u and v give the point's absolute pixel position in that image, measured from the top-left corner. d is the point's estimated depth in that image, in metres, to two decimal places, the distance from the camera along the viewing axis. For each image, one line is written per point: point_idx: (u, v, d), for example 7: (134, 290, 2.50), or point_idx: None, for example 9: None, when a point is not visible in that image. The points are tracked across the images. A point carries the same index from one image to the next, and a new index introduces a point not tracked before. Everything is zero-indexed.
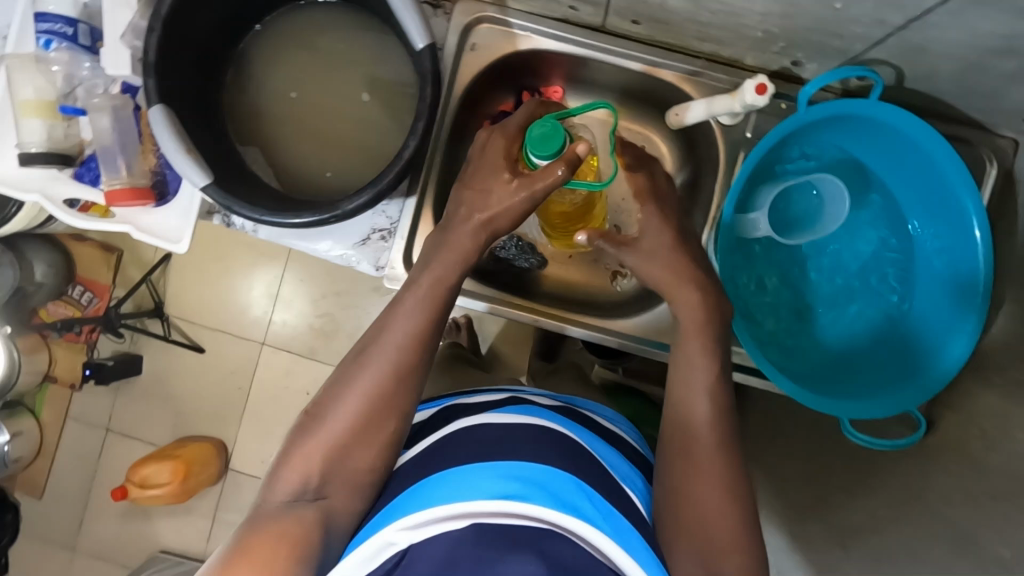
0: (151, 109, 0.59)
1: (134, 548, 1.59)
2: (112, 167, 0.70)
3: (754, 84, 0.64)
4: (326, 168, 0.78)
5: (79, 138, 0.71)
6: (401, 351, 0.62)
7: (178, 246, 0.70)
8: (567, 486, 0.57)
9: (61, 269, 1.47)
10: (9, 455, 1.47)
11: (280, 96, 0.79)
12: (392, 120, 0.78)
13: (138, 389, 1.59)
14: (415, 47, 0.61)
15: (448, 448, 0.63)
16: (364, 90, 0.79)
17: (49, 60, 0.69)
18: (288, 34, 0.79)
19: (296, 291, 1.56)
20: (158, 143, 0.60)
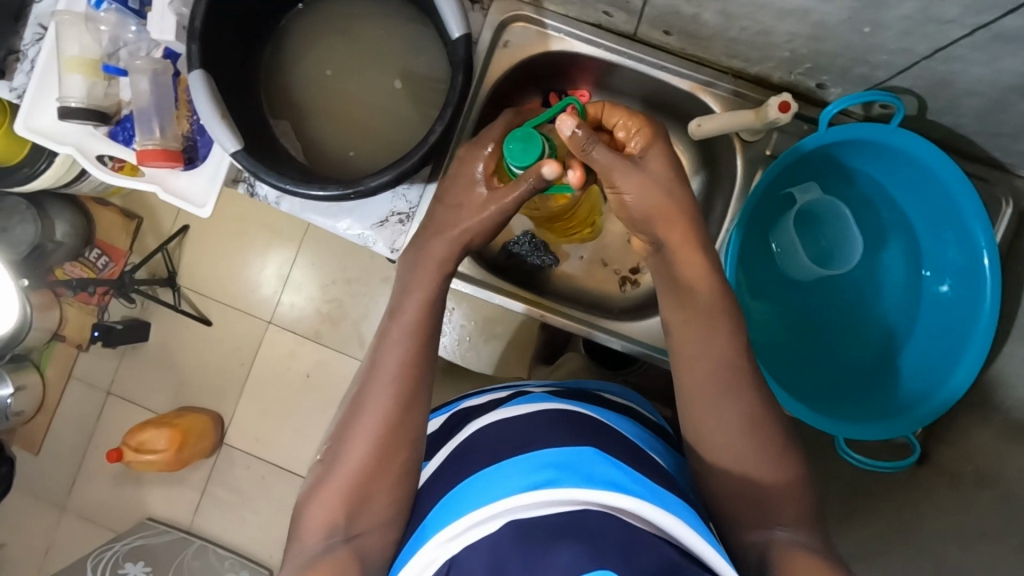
0: (191, 74, 0.61)
1: (123, 513, 1.61)
2: (146, 128, 0.71)
3: (777, 101, 0.67)
4: (350, 147, 0.80)
5: (118, 98, 0.73)
6: (404, 369, 0.66)
7: (205, 212, 0.72)
8: (587, 460, 0.58)
9: (80, 231, 1.50)
10: (12, 408, 1.50)
11: (314, 72, 0.81)
12: (422, 109, 0.80)
13: (142, 356, 1.61)
14: (451, 35, 0.61)
15: (470, 449, 0.65)
16: (397, 78, 0.80)
17: (97, 20, 0.71)
18: (333, 17, 0.81)
19: (306, 275, 1.58)
20: (195, 107, 0.61)
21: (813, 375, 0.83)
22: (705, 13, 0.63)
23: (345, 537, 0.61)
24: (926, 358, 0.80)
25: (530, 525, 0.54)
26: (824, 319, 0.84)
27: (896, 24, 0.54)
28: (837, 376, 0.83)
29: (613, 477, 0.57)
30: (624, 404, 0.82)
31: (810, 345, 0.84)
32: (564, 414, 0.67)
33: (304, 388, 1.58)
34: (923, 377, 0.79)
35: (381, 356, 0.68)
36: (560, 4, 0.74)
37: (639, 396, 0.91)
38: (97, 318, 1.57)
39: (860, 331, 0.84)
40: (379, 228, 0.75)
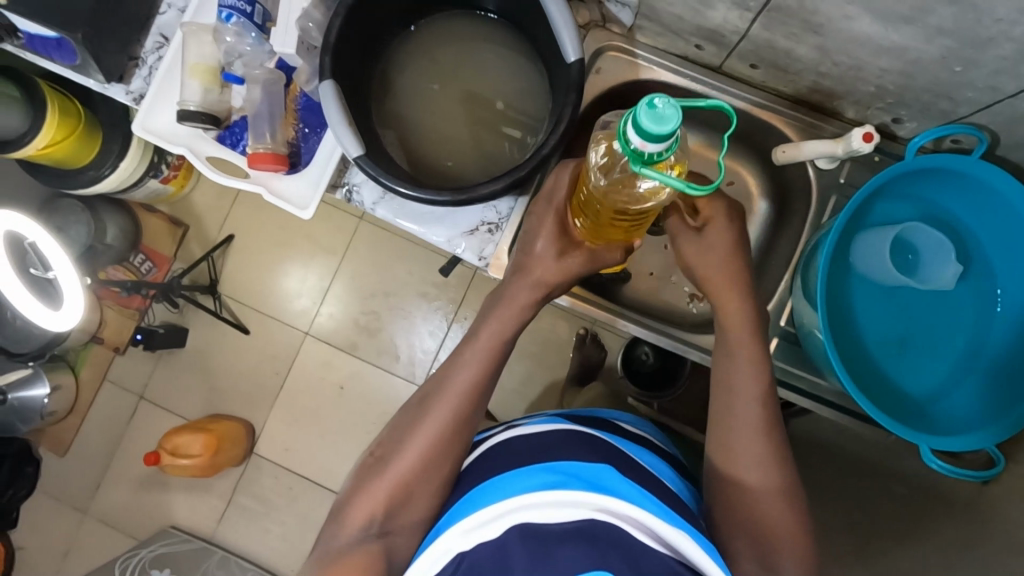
0: (322, 83, 0.65)
1: (146, 520, 1.60)
2: (258, 132, 0.74)
3: (861, 133, 0.71)
4: (447, 157, 0.85)
5: (229, 104, 0.77)
6: (472, 389, 0.73)
7: (302, 213, 0.75)
8: (592, 469, 0.65)
9: (129, 234, 1.54)
10: (48, 406, 1.50)
11: (423, 87, 0.86)
12: (520, 127, 0.85)
13: (178, 361, 1.62)
14: (566, 59, 0.66)
15: (495, 458, 0.72)
16: (500, 99, 0.86)
17: (225, 32, 0.74)
18: (434, 40, 0.87)
19: (346, 289, 1.62)
20: (324, 113, 0.65)
21: (892, 389, 0.86)
22: (800, 48, 0.69)
23: (379, 533, 0.68)
24: (996, 387, 0.82)
25: (541, 524, 0.60)
26: (902, 342, 0.88)
27: (989, 63, 0.60)
28: (913, 398, 0.86)
29: (621, 489, 0.63)
30: (638, 433, 0.89)
31: (886, 362, 0.87)
32: (578, 433, 0.74)
33: (337, 400, 1.59)
34: (988, 413, 0.82)
35: (452, 374, 0.74)
36: (652, 37, 0.81)
37: (654, 427, 0.97)
38: (138, 321, 1.59)
39: (931, 352, 0.87)
40: (470, 236, 0.79)
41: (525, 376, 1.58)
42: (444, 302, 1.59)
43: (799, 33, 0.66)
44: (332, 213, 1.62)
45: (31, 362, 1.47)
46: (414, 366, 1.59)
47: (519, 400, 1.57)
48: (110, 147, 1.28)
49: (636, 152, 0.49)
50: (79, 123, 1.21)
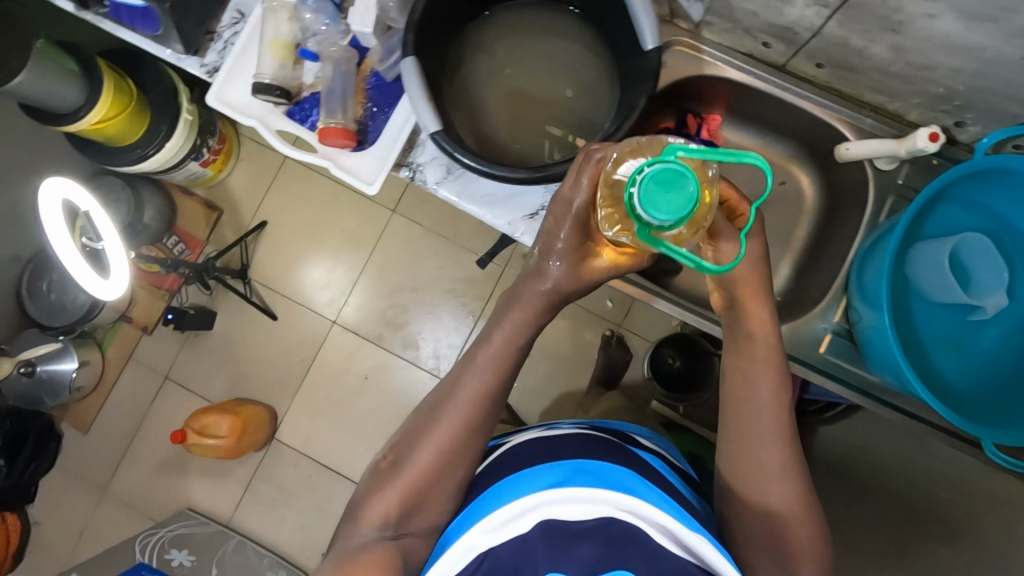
0: (404, 60, 0.68)
1: (163, 502, 1.60)
2: (331, 108, 0.77)
3: (927, 133, 0.74)
4: (515, 140, 0.89)
5: (301, 80, 0.79)
6: (480, 394, 0.72)
7: (369, 189, 0.76)
8: (607, 471, 0.68)
9: (165, 216, 1.53)
10: (77, 381, 1.52)
11: (496, 70, 0.90)
12: (586, 114, 0.89)
13: (204, 344, 1.63)
14: (644, 46, 0.71)
15: (512, 460, 0.75)
16: (568, 87, 0.90)
17: (304, 9, 0.77)
18: (508, 26, 0.90)
19: (375, 281, 1.63)
20: (404, 89, 0.67)
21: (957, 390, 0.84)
22: (874, 47, 0.72)
23: (394, 535, 0.68)
24: None
25: (561, 519, 0.63)
26: (965, 341, 0.85)
27: None
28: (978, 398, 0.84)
29: (640, 490, 0.66)
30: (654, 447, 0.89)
31: (949, 363, 0.85)
32: (592, 438, 0.77)
33: (360, 391, 1.60)
34: (988, 416, 0.82)
35: (459, 379, 0.74)
36: (719, 34, 0.84)
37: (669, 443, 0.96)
38: (166, 301, 1.61)
39: (999, 351, 0.84)
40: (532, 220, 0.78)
41: (548, 376, 1.59)
42: (472, 298, 1.60)
43: (876, 31, 0.69)
44: (367, 205, 1.64)
45: (62, 335, 1.48)
46: (438, 361, 1.59)
47: (543, 399, 1.58)
48: (158, 127, 1.30)
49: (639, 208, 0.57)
50: (130, 102, 1.23)
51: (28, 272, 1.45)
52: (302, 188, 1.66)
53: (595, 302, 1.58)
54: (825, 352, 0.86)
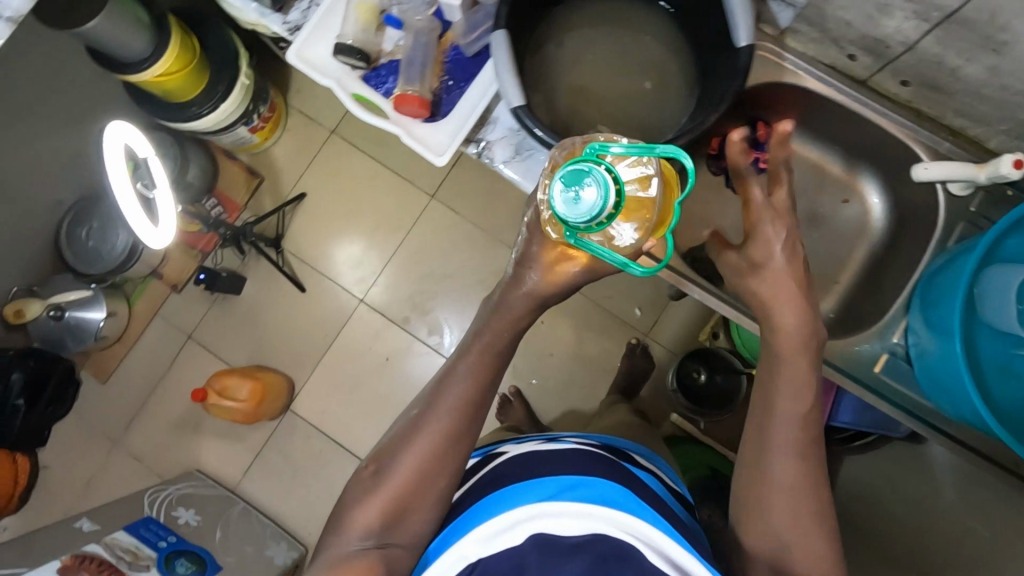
0: (496, 31, 0.68)
1: (173, 460, 1.60)
2: (409, 75, 0.77)
3: (1009, 160, 0.77)
4: (590, 128, 0.92)
5: (380, 46, 0.79)
6: (472, 401, 0.72)
7: (437, 160, 0.76)
8: (597, 486, 0.71)
9: (208, 176, 1.55)
10: (104, 332, 1.53)
11: (578, 58, 0.93)
12: (663, 109, 0.92)
13: (231, 309, 1.64)
14: (736, 43, 0.76)
15: (507, 471, 0.77)
16: (647, 80, 0.93)
17: None
18: (594, 15, 0.93)
19: (405, 264, 1.63)
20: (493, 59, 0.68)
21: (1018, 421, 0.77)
22: (971, 66, 0.75)
23: (378, 544, 0.68)
24: None
25: (553, 533, 0.66)
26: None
27: None
28: None
29: (630, 508, 0.69)
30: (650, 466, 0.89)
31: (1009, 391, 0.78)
32: (584, 452, 0.79)
33: (380, 372, 1.60)
34: None
35: (448, 388, 0.73)
36: (803, 43, 0.89)
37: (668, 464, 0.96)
38: (197, 262, 1.62)
39: None
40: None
41: (569, 378, 1.58)
42: None
43: (977, 50, 0.72)
44: (405, 189, 1.65)
45: (94, 285, 1.50)
46: None
47: (561, 401, 1.57)
48: (215, 87, 1.31)
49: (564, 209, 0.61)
50: (192, 59, 1.25)
51: (67, 218, 1.47)
52: (345, 163, 1.66)
53: (622, 308, 1.57)
54: (879, 372, 0.91)
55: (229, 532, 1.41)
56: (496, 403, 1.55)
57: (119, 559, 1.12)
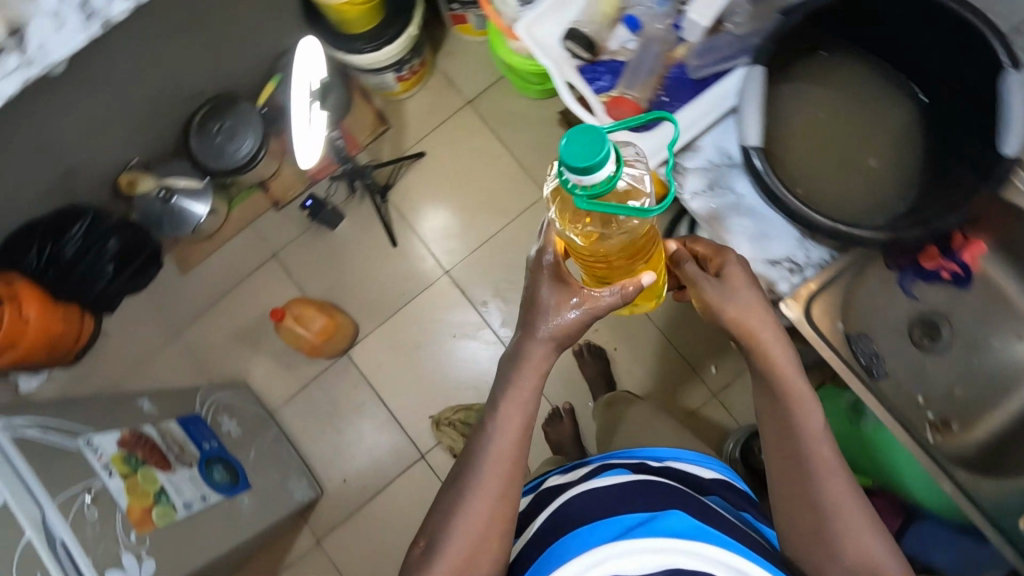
0: (754, 67, 0.78)
1: (224, 367, 1.63)
2: (630, 80, 0.92)
3: None
4: (800, 183, 0.92)
5: (607, 46, 0.97)
6: (513, 451, 0.75)
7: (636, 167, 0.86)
8: (663, 518, 0.68)
9: (339, 110, 1.58)
10: (202, 225, 1.57)
11: (816, 110, 0.95)
12: (879, 189, 0.91)
13: (320, 241, 1.65)
14: (1000, 148, 0.77)
15: (567, 508, 0.75)
16: (871, 157, 0.93)
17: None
18: (846, 78, 0.96)
19: (499, 252, 1.62)
20: (746, 91, 0.78)
21: None
22: None
23: None
24: None
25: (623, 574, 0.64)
26: None
27: None
28: None
29: (691, 533, 0.66)
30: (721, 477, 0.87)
31: None
32: (641, 479, 0.76)
33: (442, 347, 1.59)
34: None
35: (487, 437, 0.75)
36: None
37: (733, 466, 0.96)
38: (305, 186, 1.64)
39: None
40: (770, 266, 0.82)
41: None
42: None
43: None
44: (521, 178, 1.64)
45: (207, 178, 1.53)
46: None
47: None
48: (387, 30, 1.33)
49: (571, 184, 0.57)
50: None
51: (205, 109, 1.50)
52: (473, 135, 1.66)
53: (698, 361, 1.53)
54: None
55: (262, 454, 1.41)
56: (546, 412, 1.51)
57: (168, 447, 1.12)
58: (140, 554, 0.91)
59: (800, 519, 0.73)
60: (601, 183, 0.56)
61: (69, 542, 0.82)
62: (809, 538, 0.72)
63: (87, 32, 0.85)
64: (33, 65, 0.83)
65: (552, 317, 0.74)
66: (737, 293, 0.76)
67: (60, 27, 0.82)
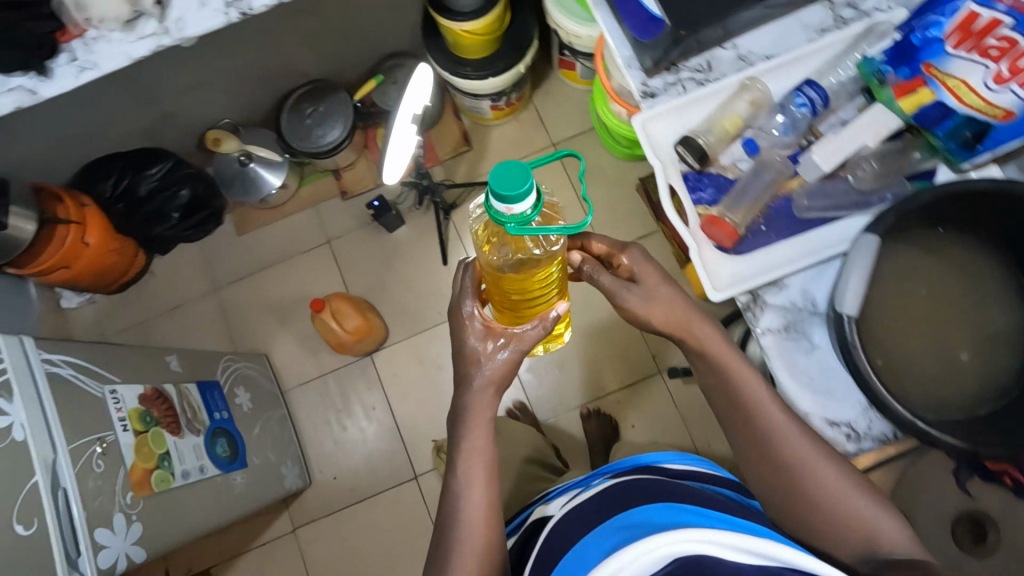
0: (867, 236, 0.69)
1: (251, 335, 1.64)
2: (731, 205, 0.79)
3: None
4: (878, 356, 0.74)
5: (718, 157, 0.81)
6: (484, 499, 0.78)
7: (714, 294, 0.75)
8: (647, 515, 0.64)
9: (430, 119, 1.64)
10: (271, 197, 1.61)
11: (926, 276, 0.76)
12: (972, 391, 0.73)
13: (375, 239, 1.66)
14: None
15: (562, 533, 0.70)
16: (965, 349, 0.75)
17: (784, 107, 0.78)
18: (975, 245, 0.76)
19: None
20: (851, 261, 0.69)
21: None
22: None
23: None
24: None
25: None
26: None
27: None
28: None
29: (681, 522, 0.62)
30: (709, 474, 0.82)
31: None
32: (616, 487, 0.73)
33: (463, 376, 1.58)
34: None
35: (459, 494, 0.78)
36: None
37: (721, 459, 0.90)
38: (375, 185, 1.66)
39: None
40: (827, 429, 0.74)
41: None
42: (613, 376, 1.54)
43: None
44: None
45: (287, 156, 1.58)
46: (541, 404, 1.54)
47: None
48: (497, 62, 1.34)
49: (501, 213, 0.64)
50: (498, 29, 1.28)
51: (304, 89, 1.54)
52: (549, 177, 1.65)
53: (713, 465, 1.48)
54: None
55: (265, 433, 1.42)
56: None
57: (182, 411, 1.14)
58: (130, 517, 0.92)
59: (800, 515, 0.71)
60: (527, 210, 0.63)
61: (70, 493, 0.84)
62: (812, 520, 0.70)
63: (222, 15, 0.84)
64: (168, 34, 0.84)
65: (485, 364, 0.79)
66: (653, 302, 0.78)
67: (202, 4, 0.84)
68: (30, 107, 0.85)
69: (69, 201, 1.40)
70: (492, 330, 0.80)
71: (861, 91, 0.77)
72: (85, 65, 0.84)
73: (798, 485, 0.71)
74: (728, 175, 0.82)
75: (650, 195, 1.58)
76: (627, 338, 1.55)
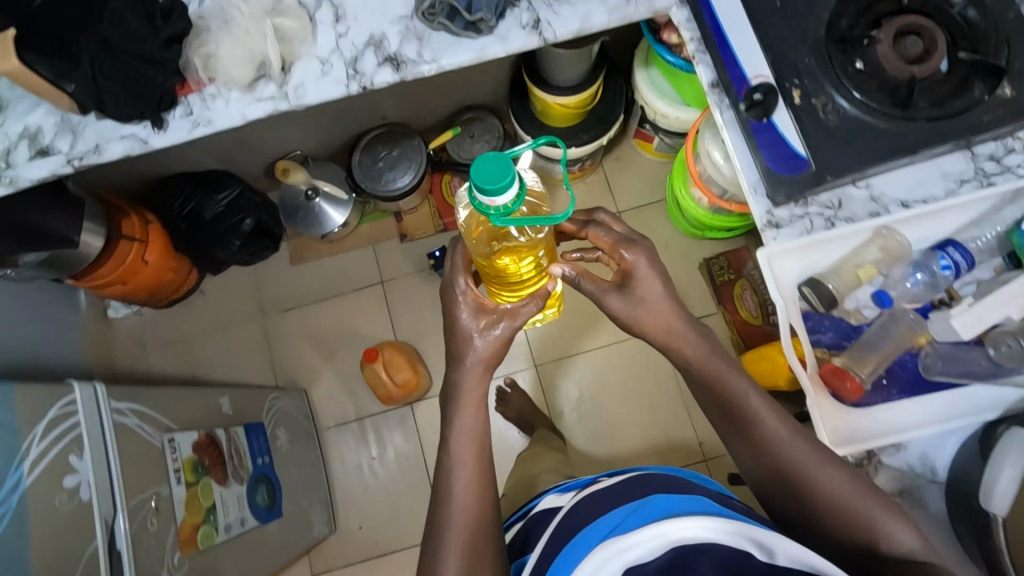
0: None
1: (292, 366, 1.62)
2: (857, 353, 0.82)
3: None
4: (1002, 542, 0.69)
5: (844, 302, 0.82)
6: (475, 487, 0.77)
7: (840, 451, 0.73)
8: (656, 503, 0.65)
9: None
10: (331, 232, 1.59)
11: None
12: None
13: (429, 286, 1.64)
14: None
15: (569, 522, 0.70)
16: None
17: (923, 264, 0.78)
18: None
19: (592, 367, 1.56)
20: (1004, 453, 0.68)
21: None
22: None
23: None
24: None
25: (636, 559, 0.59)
26: None
27: None
28: None
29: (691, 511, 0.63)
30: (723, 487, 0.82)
31: None
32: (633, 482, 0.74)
33: (502, 437, 1.53)
34: None
35: (448, 478, 0.78)
36: None
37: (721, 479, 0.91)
38: (435, 231, 1.64)
39: None
40: None
41: None
42: (656, 458, 1.50)
43: None
44: None
45: (354, 195, 1.57)
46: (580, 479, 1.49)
47: None
48: (582, 134, 1.33)
49: (485, 205, 0.67)
50: (589, 103, 1.27)
51: (379, 131, 1.54)
52: None
53: None
54: None
55: (300, 477, 1.38)
56: None
57: (230, 456, 1.11)
58: None
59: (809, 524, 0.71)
60: (509, 202, 0.66)
61: (125, 557, 0.80)
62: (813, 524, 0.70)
63: (343, 87, 0.83)
64: (286, 99, 0.83)
65: (479, 341, 0.83)
66: (648, 307, 0.82)
67: (324, 74, 0.83)
68: (136, 154, 0.84)
69: (137, 218, 1.40)
70: (485, 308, 0.85)
71: (1004, 253, 0.77)
72: (199, 121, 0.82)
73: (798, 489, 0.72)
74: (852, 319, 0.83)
75: (712, 275, 1.56)
76: (675, 422, 1.51)
